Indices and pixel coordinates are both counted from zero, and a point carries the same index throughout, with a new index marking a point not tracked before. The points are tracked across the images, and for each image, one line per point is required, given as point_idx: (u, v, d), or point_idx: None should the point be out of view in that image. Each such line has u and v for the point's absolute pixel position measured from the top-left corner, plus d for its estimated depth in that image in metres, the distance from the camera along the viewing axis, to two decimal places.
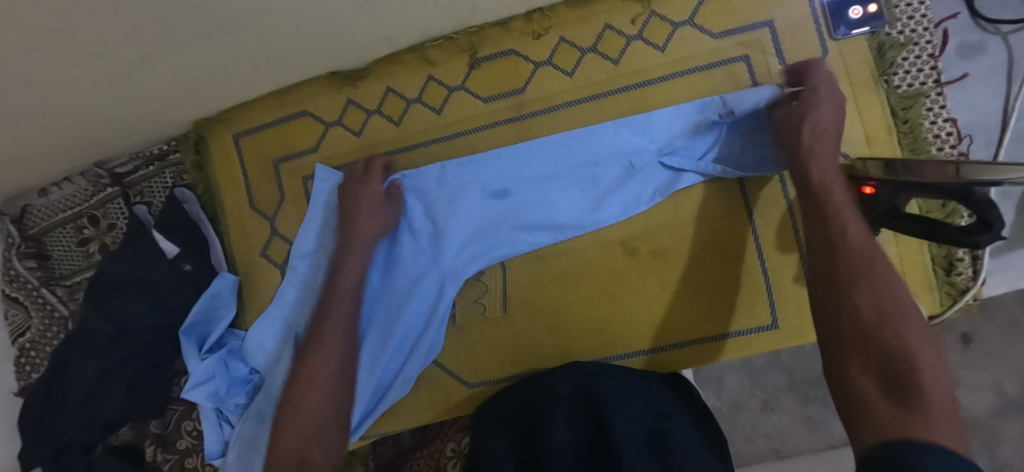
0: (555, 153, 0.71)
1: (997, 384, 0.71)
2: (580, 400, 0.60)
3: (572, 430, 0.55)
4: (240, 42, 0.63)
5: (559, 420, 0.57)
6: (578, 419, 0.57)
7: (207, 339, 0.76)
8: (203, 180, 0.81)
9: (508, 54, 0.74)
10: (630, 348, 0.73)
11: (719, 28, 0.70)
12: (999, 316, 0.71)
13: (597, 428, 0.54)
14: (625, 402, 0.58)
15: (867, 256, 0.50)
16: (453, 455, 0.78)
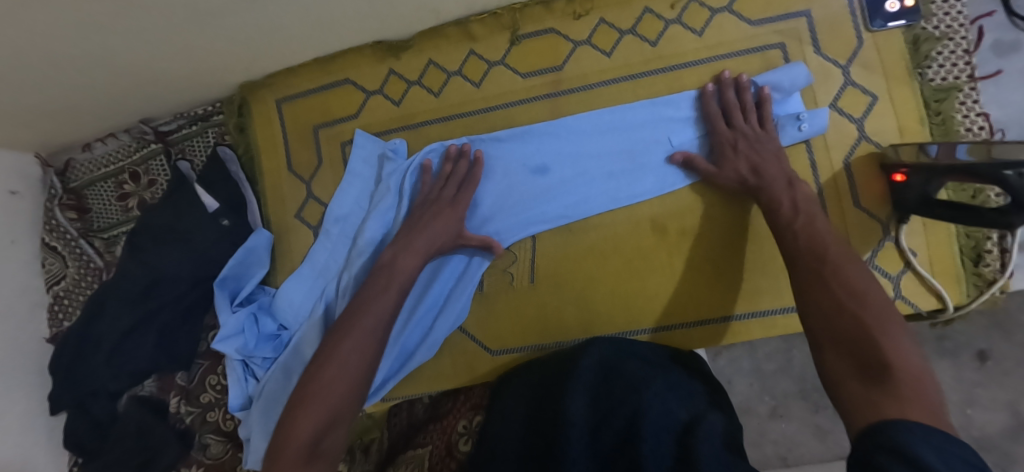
0: (593, 132, 0.74)
1: (1012, 405, 0.71)
2: (595, 374, 0.61)
3: (588, 403, 0.57)
4: (301, 6, 0.66)
5: (580, 392, 0.58)
6: (598, 396, 0.58)
7: (239, 293, 0.78)
8: (244, 141, 0.83)
9: (549, 33, 0.76)
10: (654, 325, 0.73)
11: (757, 16, 0.72)
12: (1017, 336, 0.72)
13: (614, 405, 0.57)
14: (642, 380, 0.59)
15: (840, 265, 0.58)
16: (464, 432, 0.75)
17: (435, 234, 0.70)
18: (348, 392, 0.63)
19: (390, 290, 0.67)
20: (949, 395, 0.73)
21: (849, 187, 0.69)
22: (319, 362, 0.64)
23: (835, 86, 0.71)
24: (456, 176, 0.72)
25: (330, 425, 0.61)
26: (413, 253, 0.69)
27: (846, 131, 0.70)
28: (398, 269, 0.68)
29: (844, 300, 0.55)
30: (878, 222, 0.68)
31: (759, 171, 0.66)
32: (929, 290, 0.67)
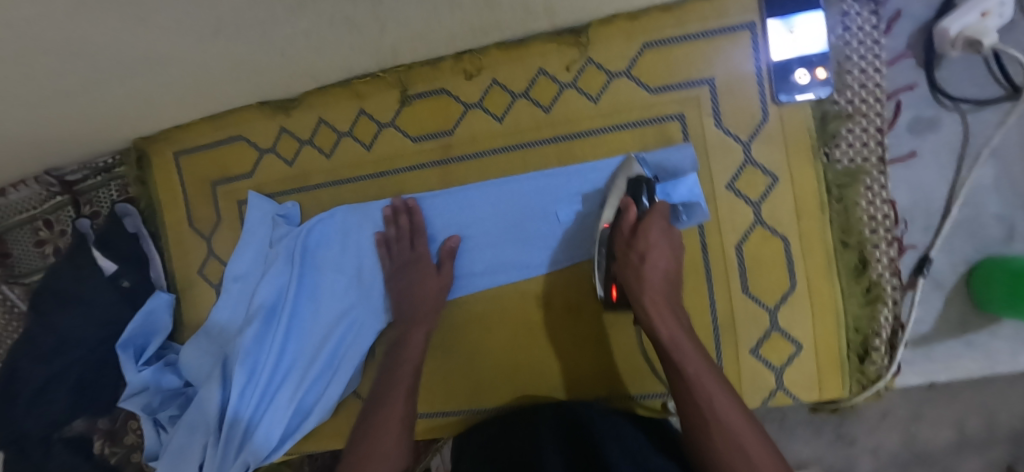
0: (481, 202, 0.71)
1: (959, 425, 0.67)
2: (564, 436, 0.56)
3: (563, 458, 0.52)
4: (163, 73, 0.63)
5: (551, 448, 0.53)
6: (569, 450, 0.54)
7: (145, 350, 0.79)
8: (146, 194, 0.83)
9: (440, 94, 0.72)
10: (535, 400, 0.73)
11: (655, 83, 0.67)
12: None
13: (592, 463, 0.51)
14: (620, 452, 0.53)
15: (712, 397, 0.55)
16: None
17: (427, 298, 0.70)
18: (391, 462, 0.64)
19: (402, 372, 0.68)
20: (896, 411, 0.69)
21: (740, 275, 0.66)
22: (361, 449, 0.64)
23: (734, 163, 0.66)
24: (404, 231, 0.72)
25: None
26: (419, 325, 0.70)
27: (741, 214, 0.66)
28: (408, 343, 0.69)
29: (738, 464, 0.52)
30: (766, 310, 0.66)
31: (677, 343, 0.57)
32: (812, 383, 0.66)
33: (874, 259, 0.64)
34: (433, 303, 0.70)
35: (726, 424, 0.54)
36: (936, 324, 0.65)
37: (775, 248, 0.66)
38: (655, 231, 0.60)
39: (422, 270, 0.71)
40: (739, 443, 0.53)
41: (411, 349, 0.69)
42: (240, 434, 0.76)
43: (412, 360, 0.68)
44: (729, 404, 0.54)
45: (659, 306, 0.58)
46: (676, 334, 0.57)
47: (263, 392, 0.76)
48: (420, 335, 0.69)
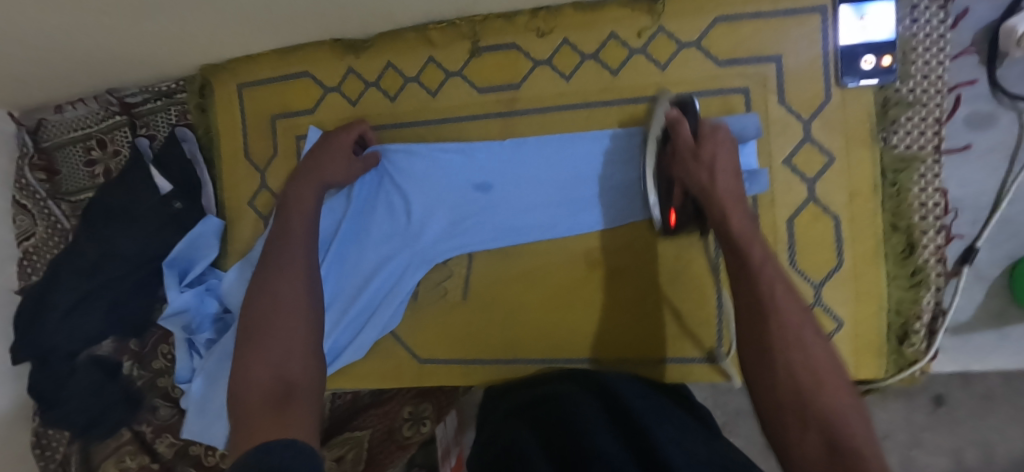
0: (540, 156, 0.73)
1: (958, 451, 0.77)
2: (595, 397, 0.55)
3: (596, 412, 0.51)
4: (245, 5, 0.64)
5: (594, 427, 0.47)
6: (612, 430, 0.48)
7: (189, 273, 0.80)
8: (204, 123, 0.84)
9: (510, 48, 0.73)
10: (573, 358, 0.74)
11: (724, 56, 0.69)
12: (978, 387, 0.77)
13: (632, 420, 0.49)
14: (656, 412, 0.52)
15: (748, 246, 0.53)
16: (405, 417, 0.96)
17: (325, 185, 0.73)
18: (307, 329, 0.65)
19: (294, 241, 0.70)
20: (897, 434, 0.79)
21: (788, 250, 0.68)
22: (260, 311, 0.66)
23: (793, 140, 0.68)
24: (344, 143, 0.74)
25: (288, 357, 0.62)
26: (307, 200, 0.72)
27: (796, 190, 0.68)
28: (303, 210, 0.72)
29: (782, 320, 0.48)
30: (811, 285, 0.68)
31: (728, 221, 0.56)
32: (849, 360, 0.67)
33: (921, 245, 0.66)
34: (331, 177, 0.73)
35: (788, 329, 0.47)
36: (975, 314, 0.67)
37: (825, 227, 0.67)
38: (715, 133, 0.61)
39: (339, 158, 0.73)
40: (802, 345, 0.47)
41: (301, 214, 0.72)
42: None
43: (304, 226, 0.72)
44: (788, 295, 0.49)
45: (737, 202, 0.57)
46: (749, 231, 0.55)
47: None
48: (308, 200, 0.73)
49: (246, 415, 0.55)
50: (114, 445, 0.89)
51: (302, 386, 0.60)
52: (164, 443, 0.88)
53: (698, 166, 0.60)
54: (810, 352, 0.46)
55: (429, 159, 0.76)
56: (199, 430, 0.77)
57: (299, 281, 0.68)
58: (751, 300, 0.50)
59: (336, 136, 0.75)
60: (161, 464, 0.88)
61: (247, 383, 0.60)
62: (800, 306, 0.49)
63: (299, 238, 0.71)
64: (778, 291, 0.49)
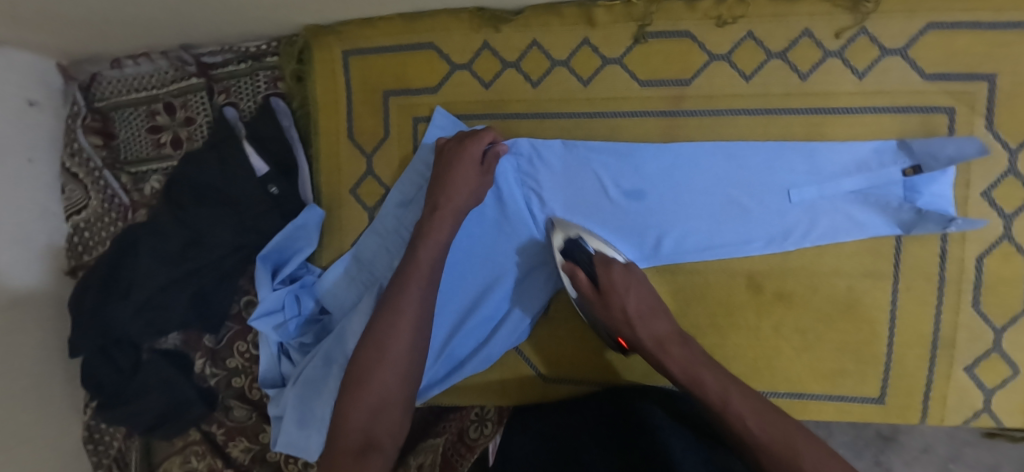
0: (707, 164, 0.64)
1: None
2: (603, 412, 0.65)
3: (605, 453, 0.60)
4: None
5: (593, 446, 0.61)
6: (613, 446, 0.61)
7: (282, 268, 0.71)
8: (301, 93, 0.72)
9: (682, 37, 0.64)
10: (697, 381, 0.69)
11: (932, 69, 0.61)
12: None
13: (632, 442, 0.60)
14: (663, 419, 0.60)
15: (648, 315, 0.60)
16: (475, 419, 0.76)
17: (460, 190, 0.63)
18: (403, 381, 0.58)
19: (411, 285, 0.60)
20: (937, 448, 0.73)
21: (974, 290, 0.63)
22: (362, 363, 0.59)
23: (996, 171, 0.61)
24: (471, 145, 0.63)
25: (382, 409, 0.57)
26: (443, 223, 0.62)
27: (991, 227, 0.62)
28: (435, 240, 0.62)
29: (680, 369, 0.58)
30: (991, 329, 0.63)
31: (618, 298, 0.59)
32: (1020, 407, 0.64)
33: None
34: (466, 204, 0.63)
35: (727, 391, 0.56)
36: None
37: (1017, 267, 0.62)
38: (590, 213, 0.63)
39: (468, 171, 0.63)
40: (730, 407, 0.55)
41: (429, 255, 0.61)
42: None
43: (428, 259, 0.61)
44: (686, 351, 0.58)
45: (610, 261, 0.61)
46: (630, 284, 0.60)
47: None
48: (443, 232, 0.62)
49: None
50: (181, 443, 0.81)
51: (388, 445, 0.56)
52: (237, 448, 0.80)
53: (582, 260, 0.61)
54: (738, 407, 0.55)
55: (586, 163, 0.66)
56: (292, 441, 0.69)
57: (408, 325, 0.59)
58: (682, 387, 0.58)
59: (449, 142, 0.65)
60: (235, 470, 0.79)
61: (340, 431, 0.57)
62: (732, 383, 0.57)
63: (418, 275, 0.61)
64: (691, 371, 0.57)
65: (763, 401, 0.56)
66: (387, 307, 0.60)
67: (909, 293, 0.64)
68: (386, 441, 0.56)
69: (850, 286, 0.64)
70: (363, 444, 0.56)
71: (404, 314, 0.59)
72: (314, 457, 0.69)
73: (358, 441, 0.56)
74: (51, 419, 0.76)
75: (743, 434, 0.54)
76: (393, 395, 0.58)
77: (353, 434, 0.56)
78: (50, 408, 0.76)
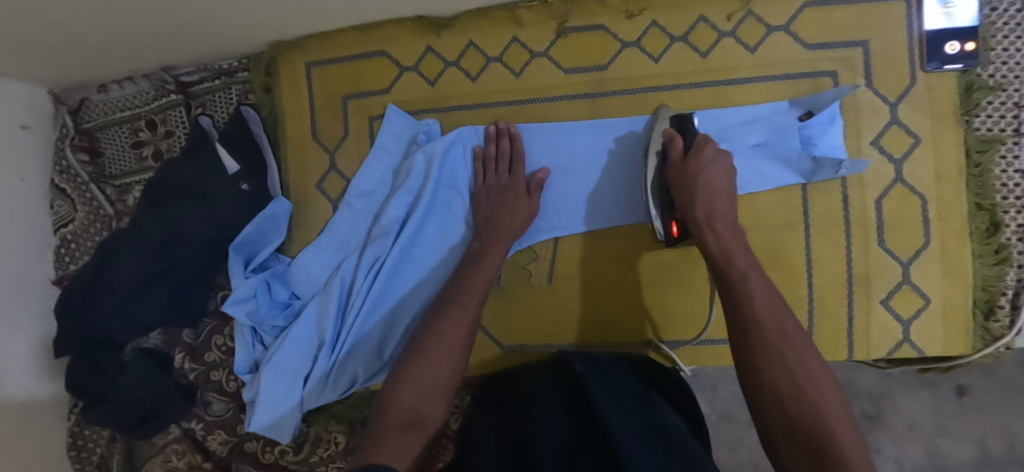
0: (627, 134, 0.72)
1: (981, 440, 0.77)
2: (564, 395, 0.61)
3: (562, 426, 0.57)
4: None
5: (542, 414, 0.58)
6: (567, 415, 0.58)
7: (254, 258, 0.77)
8: (270, 103, 0.80)
9: (597, 29, 0.73)
10: (660, 337, 0.75)
11: (813, 40, 0.70)
12: (999, 376, 0.77)
13: (587, 423, 0.56)
14: (608, 393, 0.60)
15: (756, 325, 0.58)
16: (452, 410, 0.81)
17: (514, 220, 0.71)
18: (451, 373, 0.65)
19: (469, 291, 0.68)
20: (922, 424, 0.78)
21: (877, 229, 0.69)
22: (418, 350, 0.65)
23: (881, 122, 0.69)
24: (503, 156, 0.73)
25: (430, 394, 0.63)
26: (500, 242, 0.70)
27: (884, 171, 0.69)
28: (490, 257, 0.70)
29: (766, 342, 0.57)
30: (899, 264, 0.69)
31: (727, 254, 0.62)
32: (937, 337, 0.69)
33: (1004, 224, 0.68)
34: (519, 229, 0.71)
35: (785, 353, 0.57)
36: None
37: (914, 206, 0.69)
38: (712, 150, 0.65)
39: (516, 193, 0.71)
40: (788, 366, 0.56)
41: (487, 269, 0.69)
42: (354, 348, 0.74)
43: (486, 274, 0.69)
44: (814, 362, 0.57)
45: (715, 226, 0.63)
46: (751, 264, 0.62)
47: (376, 303, 0.74)
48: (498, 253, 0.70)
49: (385, 438, 0.58)
50: (162, 443, 0.85)
51: (431, 425, 0.61)
52: (216, 440, 0.84)
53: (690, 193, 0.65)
54: (805, 386, 0.55)
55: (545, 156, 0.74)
56: (267, 422, 0.74)
57: (465, 323, 0.66)
58: (738, 316, 0.60)
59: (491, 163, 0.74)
60: (214, 463, 0.83)
61: (390, 406, 0.61)
62: (794, 332, 0.58)
63: (475, 285, 0.68)
64: (759, 309, 0.59)
65: (819, 363, 0.57)
66: (451, 300, 0.68)
67: (822, 238, 0.70)
68: (430, 423, 0.62)
69: (769, 237, 0.71)
70: (411, 419, 0.60)
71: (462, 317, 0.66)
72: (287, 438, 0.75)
73: (405, 417, 0.60)
74: (35, 421, 0.79)
75: (785, 403, 0.55)
76: (440, 382, 0.64)
77: (402, 411, 0.61)
78: (31, 410, 0.79)
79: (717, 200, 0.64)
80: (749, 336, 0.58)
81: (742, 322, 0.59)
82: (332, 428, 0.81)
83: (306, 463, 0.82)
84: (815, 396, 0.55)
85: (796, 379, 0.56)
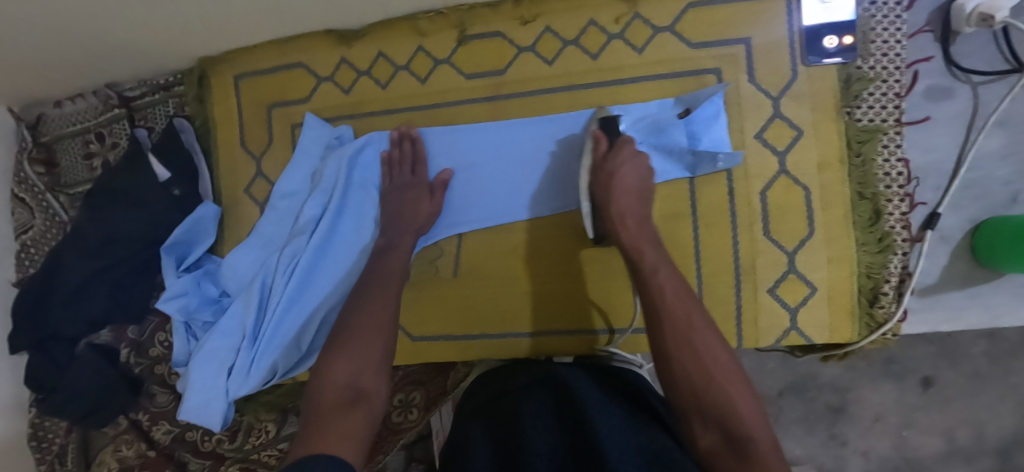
0: (523, 134, 0.76)
1: (949, 432, 0.80)
2: (551, 399, 0.56)
3: (551, 435, 0.50)
4: None
5: (532, 423, 0.51)
6: (553, 424, 0.51)
7: (186, 258, 0.83)
8: (202, 113, 0.86)
9: (495, 36, 0.77)
10: (611, 325, 0.77)
11: (697, 39, 0.73)
12: (965, 368, 0.79)
13: (578, 434, 0.49)
14: (598, 402, 0.53)
15: (672, 313, 0.56)
16: (398, 404, 0.90)
17: (419, 215, 0.75)
18: (383, 350, 0.65)
19: (389, 277, 0.71)
20: (888, 416, 0.82)
21: (763, 220, 0.71)
22: (351, 328, 0.66)
23: (764, 116, 0.72)
24: (406, 157, 0.78)
25: (365, 369, 0.63)
26: (406, 235, 0.74)
27: (768, 163, 0.72)
28: (398, 250, 0.74)
29: (676, 333, 0.55)
30: (785, 254, 0.71)
31: (638, 249, 0.61)
32: (824, 323, 0.71)
33: (886, 212, 0.70)
34: (423, 225, 0.75)
35: (691, 338, 0.55)
36: (942, 276, 0.70)
37: (798, 196, 0.71)
38: (628, 151, 0.66)
39: (419, 191, 0.76)
40: (698, 349, 0.54)
41: (399, 259, 0.73)
42: (274, 341, 0.79)
43: (398, 264, 0.73)
44: (720, 345, 0.55)
45: (626, 219, 0.63)
46: (660, 258, 0.61)
47: (292, 298, 0.79)
48: (406, 246, 0.74)
49: (326, 419, 0.56)
50: (113, 434, 0.91)
51: (374, 402, 0.60)
52: (160, 431, 0.90)
53: (607, 189, 0.65)
54: (714, 371, 0.53)
55: (445, 157, 0.79)
56: (197, 409, 0.80)
57: (390, 300, 0.69)
58: (650, 305, 0.58)
59: (397, 163, 0.78)
60: (158, 452, 0.89)
61: (327, 387, 0.60)
62: (697, 315, 0.56)
63: (393, 275, 0.71)
64: (668, 293, 0.58)
65: (728, 350, 0.55)
66: (376, 279, 0.71)
67: (710, 229, 0.72)
68: (373, 401, 0.60)
69: (659, 231, 0.73)
70: (349, 396, 0.59)
71: (386, 296, 0.69)
72: (216, 426, 0.80)
73: (343, 394, 0.60)
74: None
75: (698, 383, 0.53)
76: (374, 359, 0.64)
77: (341, 390, 0.60)
78: None
79: (625, 196, 0.64)
80: (660, 323, 0.56)
81: (654, 310, 0.57)
82: (263, 417, 0.86)
83: (241, 451, 0.87)
84: (724, 380, 0.53)
85: (707, 364, 0.54)
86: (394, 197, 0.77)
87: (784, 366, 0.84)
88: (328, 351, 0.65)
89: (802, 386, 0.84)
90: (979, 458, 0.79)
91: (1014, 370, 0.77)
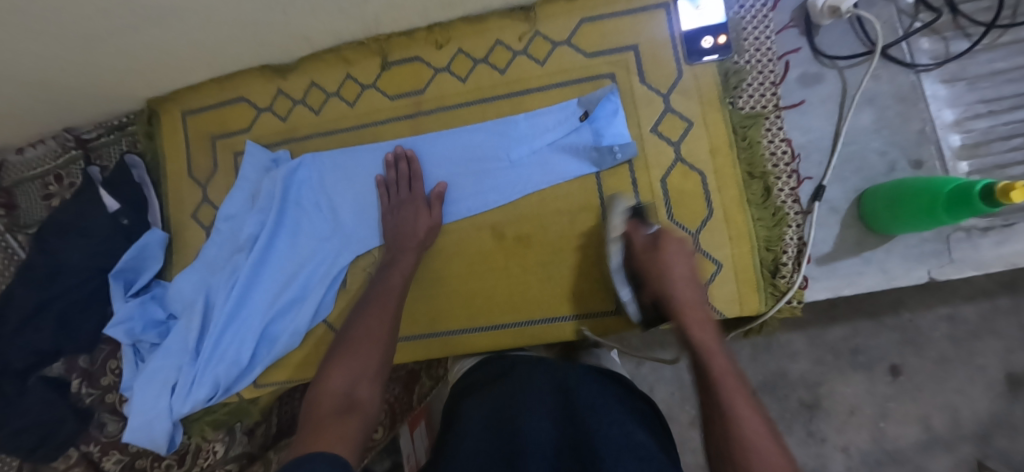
0: (444, 144, 0.83)
1: (925, 420, 0.79)
2: (556, 399, 0.54)
3: (550, 425, 0.51)
4: (167, 34, 0.74)
5: (530, 412, 0.52)
6: (553, 416, 0.52)
7: (134, 284, 0.88)
8: (152, 148, 0.94)
9: (414, 60, 0.85)
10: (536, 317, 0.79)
11: (592, 48, 0.80)
12: (930, 353, 0.79)
13: (572, 427, 0.50)
14: (595, 394, 0.54)
15: (704, 343, 0.59)
16: None
17: (411, 231, 0.78)
18: (382, 359, 0.65)
19: (389, 294, 0.72)
20: (863, 407, 0.81)
21: (666, 205, 0.77)
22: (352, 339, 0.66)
23: (656, 111, 0.78)
24: (402, 176, 0.81)
25: (363, 377, 0.62)
26: (408, 251, 0.77)
27: (665, 153, 0.78)
28: (398, 266, 0.75)
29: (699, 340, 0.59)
30: (689, 234, 0.76)
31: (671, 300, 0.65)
32: (732, 297, 0.75)
33: (777, 188, 0.75)
34: (424, 238, 0.78)
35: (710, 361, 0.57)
36: (835, 244, 0.75)
37: (695, 181, 0.77)
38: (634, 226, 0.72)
39: (416, 206, 0.79)
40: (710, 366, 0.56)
41: (399, 276, 0.74)
42: (214, 357, 0.82)
43: (400, 279, 0.74)
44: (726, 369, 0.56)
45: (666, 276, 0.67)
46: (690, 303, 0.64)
47: (232, 314, 0.82)
48: (408, 263, 0.76)
49: (321, 425, 0.55)
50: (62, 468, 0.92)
51: (368, 408, 0.59)
52: (110, 460, 0.91)
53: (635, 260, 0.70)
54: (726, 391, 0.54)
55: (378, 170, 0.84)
56: (141, 428, 0.83)
57: (389, 314, 0.70)
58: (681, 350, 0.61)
59: (394, 182, 0.81)
60: None
61: (322, 393, 0.60)
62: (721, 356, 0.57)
63: (392, 291, 0.72)
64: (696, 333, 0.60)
65: (737, 370, 0.56)
66: (380, 290, 0.73)
67: None
68: (367, 404, 0.60)
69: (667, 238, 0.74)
70: (343, 399, 0.59)
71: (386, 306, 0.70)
72: (158, 446, 0.83)
73: (339, 401, 0.59)
74: None
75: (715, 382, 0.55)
76: (372, 369, 0.64)
77: (336, 396, 0.60)
78: None
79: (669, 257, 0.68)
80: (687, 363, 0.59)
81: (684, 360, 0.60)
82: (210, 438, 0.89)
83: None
84: (732, 384, 0.54)
85: (727, 388, 0.54)
86: (393, 216, 0.80)
87: (754, 363, 0.84)
88: (328, 360, 0.65)
89: (774, 381, 0.84)
90: (958, 445, 0.79)
91: (978, 352, 0.78)
